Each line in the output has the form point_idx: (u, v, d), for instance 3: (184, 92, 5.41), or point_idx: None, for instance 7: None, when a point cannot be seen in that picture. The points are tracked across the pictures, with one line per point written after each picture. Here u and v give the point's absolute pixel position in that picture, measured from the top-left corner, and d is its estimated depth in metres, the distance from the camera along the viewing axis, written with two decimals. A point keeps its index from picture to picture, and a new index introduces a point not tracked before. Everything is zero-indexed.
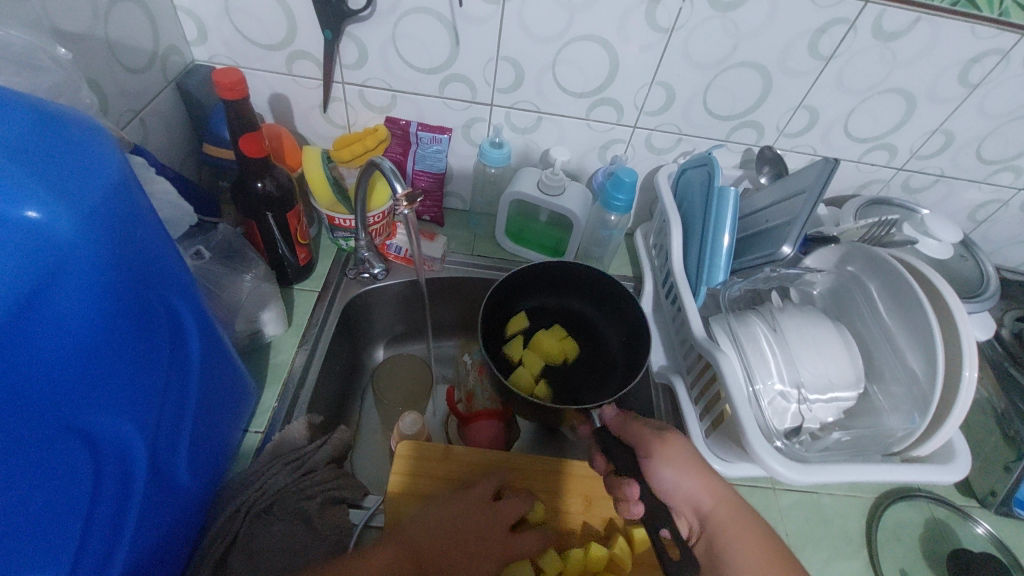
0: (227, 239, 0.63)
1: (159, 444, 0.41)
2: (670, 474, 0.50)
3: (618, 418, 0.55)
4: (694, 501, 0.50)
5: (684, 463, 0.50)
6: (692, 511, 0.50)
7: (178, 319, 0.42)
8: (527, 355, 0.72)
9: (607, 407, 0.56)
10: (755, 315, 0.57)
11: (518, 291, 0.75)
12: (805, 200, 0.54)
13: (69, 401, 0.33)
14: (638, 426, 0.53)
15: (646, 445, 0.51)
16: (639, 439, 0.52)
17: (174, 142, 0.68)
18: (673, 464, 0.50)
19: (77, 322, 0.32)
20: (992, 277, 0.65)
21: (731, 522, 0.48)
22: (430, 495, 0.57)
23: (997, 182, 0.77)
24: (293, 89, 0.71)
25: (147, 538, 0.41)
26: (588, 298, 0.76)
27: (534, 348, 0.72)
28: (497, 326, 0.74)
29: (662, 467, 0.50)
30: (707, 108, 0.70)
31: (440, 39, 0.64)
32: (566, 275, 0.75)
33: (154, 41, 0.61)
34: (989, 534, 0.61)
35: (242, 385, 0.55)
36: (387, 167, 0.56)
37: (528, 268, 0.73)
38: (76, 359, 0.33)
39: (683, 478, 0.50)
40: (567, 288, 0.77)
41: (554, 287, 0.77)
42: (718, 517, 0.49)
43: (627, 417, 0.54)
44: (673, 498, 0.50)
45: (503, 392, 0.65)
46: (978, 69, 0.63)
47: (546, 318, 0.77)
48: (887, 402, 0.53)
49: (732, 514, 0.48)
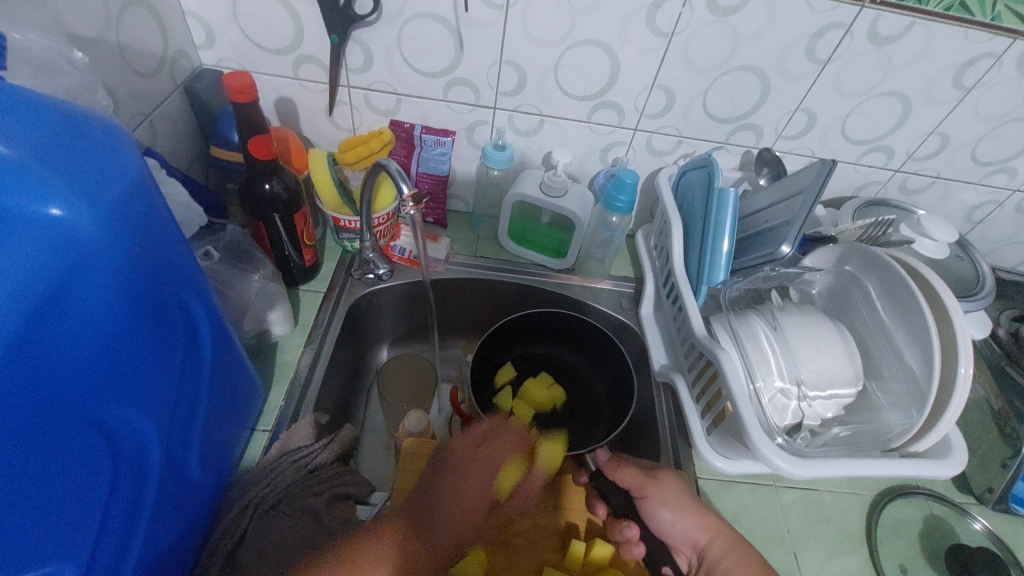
0: (235, 239, 0.64)
1: (172, 441, 0.42)
2: (667, 515, 0.54)
3: (610, 462, 0.57)
4: (692, 538, 0.54)
5: (681, 504, 0.54)
6: (691, 548, 0.54)
7: (191, 317, 0.43)
8: (518, 405, 0.72)
9: (599, 449, 0.59)
10: (755, 314, 0.58)
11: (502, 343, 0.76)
12: (803, 201, 0.55)
13: (92, 394, 0.34)
14: (630, 471, 0.56)
15: (639, 486, 0.55)
16: (631, 483, 0.55)
17: (181, 145, 0.69)
18: (669, 505, 0.54)
19: (95, 319, 0.33)
20: (988, 275, 0.66)
21: (726, 555, 0.51)
22: None
23: (992, 183, 0.78)
24: (300, 92, 0.72)
25: (160, 534, 0.42)
26: (572, 348, 0.78)
27: (524, 398, 0.73)
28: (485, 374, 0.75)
29: (658, 509, 0.54)
30: (706, 111, 0.71)
31: (444, 43, 0.65)
32: (553, 322, 0.77)
33: (163, 46, 0.62)
34: (986, 529, 0.62)
35: (249, 382, 0.55)
36: (393, 168, 0.57)
37: (509, 319, 0.75)
38: (95, 355, 0.34)
39: (679, 516, 0.53)
40: (554, 337, 0.78)
41: (538, 334, 0.78)
42: (715, 550, 0.52)
43: (620, 460, 0.57)
44: (671, 537, 0.54)
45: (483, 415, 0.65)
46: (972, 72, 0.65)
47: (533, 366, 0.79)
48: (886, 399, 0.54)
49: (727, 548, 0.51)
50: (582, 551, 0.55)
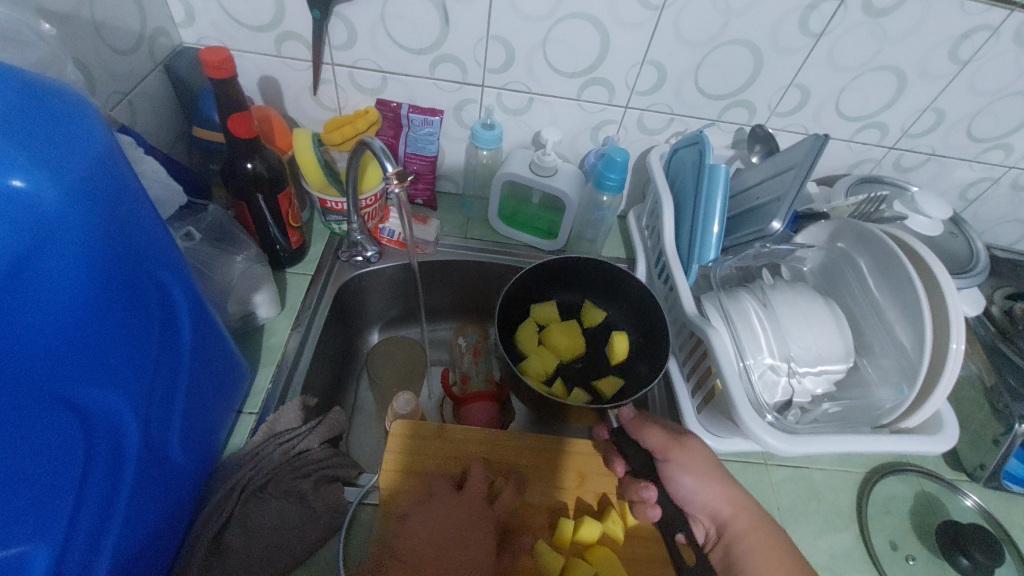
0: (217, 219, 0.62)
1: (150, 422, 0.41)
2: (689, 482, 0.51)
3: (635, 421, 0.55)
4: (712, 510, 0.51)
5: (706, 471, 0.51)
6: (710, 519, 0.52)
7: (168, 296, 0.42)
8: (541, 352, 0.69)
9: (624, 408, 0.57)
10: (745, 291, 0.58)
11: (524, 294, 0.72)
12: (795, 176, 0.54)
13: (62, 372, 0.33)
14: (655, 432, 0.53)
15: (664, 450, 0.52)
16: (655, 445, 0.53)
17: (163, 126, 0.68)
18: (692, 472, 0.52)
19: (64, 295, 0.32)
20: (982, 252, 0.65)
21: (750, 531, 0.50)
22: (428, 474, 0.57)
23: (988, 160, 0.77)
24: (283, 71, 0.70)
25: (140, 515, 0.41)
26: (620, 307, 0.73)
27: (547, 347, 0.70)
28: (514, 315, 0.72)
29: (681, 475, 0.52)
30: (698, 87, 0.70)
31: (430, 19, 0.64)
32: (589, 273, 0.72)
33: (140, 23, 0.61)
34: (977, 506, 0.62)
35: (234, 363, 0.55)
36: (377, 146, 0.56)
37: (530, 269, 0.70)
38: (65, 332, 0.33)
39: (701, 486, 0.51)
40: (594, 290, 0.74)
41: (566, 282, 0.74)
42: (738, 525, 0.50)
43: (645, 419, 0.55)
44: (691, 506, 0.52)
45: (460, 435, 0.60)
46: (968, 45, 0.63)
47: (570, 315, 0.75)
48: (876, 374, 0.54)
49: (752, 524, 0.50)
50: (570, 530, 0.54)
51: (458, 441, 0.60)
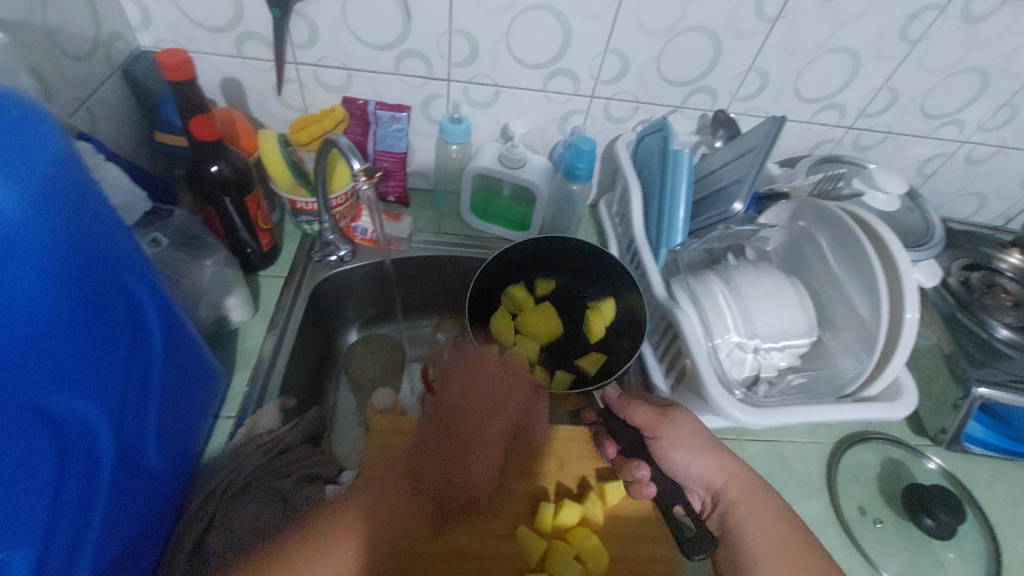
0: (184, 224, 0.61)
1: (124, 426, 0.41)
2: (680, 456, 0.53)
3: (621, 401, 0.57)
4: (706, 480, 0.53)
5: (695, 445, 0.53)
6: (705, 488, 0.54)
7: (137, 302, 0.42)
8: (523, 339, 0.68)
9: (609, 387, 0.59)
10: (711, 273, 0.59)
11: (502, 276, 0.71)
12: (753, 157, 0.56)
13: (35, 380, 0.33)
14: (641, 410, 0.55)
15: (653, 427, 0.54)
16: (643, 424, 0.55)
17: (124, 131, 0.67)
18: (681, 446, 0.53)
19: (34, 303, 0.32)
20: (938, 225, 0.68)
21: (744, 497, 0.51)
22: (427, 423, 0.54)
23: (942, 136, 0.80)
24: (245, 71, 0.69)
25: (118, 522, 0.41)
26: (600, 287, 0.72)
27: (528, 333, 0.69)
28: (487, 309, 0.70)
29: (672, 450, 0.53)
30: (661, 75, 0.71)
31: (392, 14, 0.64)
32: (562, 253, 0.71)
33: (95, 27, 0.59)
34: (939, 468, 0.65)
35: (207, 366, 0.54)
36: (343, 144, 0.55)
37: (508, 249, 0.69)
38: (33, 340, 0.32)
39: (692, 458, 0.53)
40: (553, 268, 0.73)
41: (545, 264, 0.73)
42: (731, 493, 0.52)
43: (630, 399, 0.57)
44: (686, 478, 0.54)
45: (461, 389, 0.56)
46: (917, 24, 0.66)
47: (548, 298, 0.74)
48: (839, 346, 0.56)
49: (745, 490, 0.51)
50: (552, 513, 0.55)
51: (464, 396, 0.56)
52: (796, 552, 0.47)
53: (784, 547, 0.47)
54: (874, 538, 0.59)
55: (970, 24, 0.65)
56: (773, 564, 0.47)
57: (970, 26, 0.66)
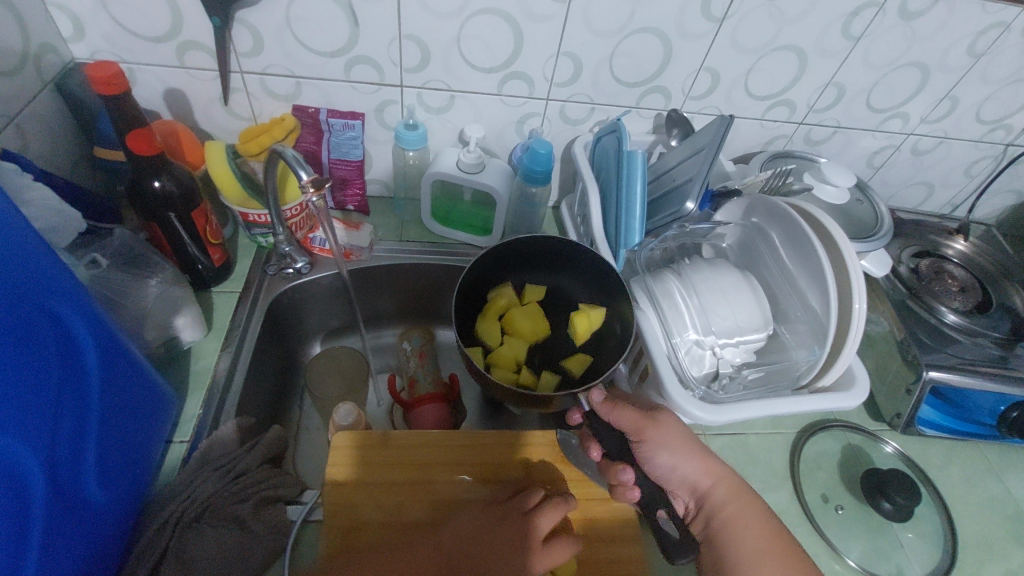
0: (126, 243, 0.59)
1: (59, 460, 0.38)
2: (666, 459, 0.51)
3: (605, 404, 0.54)
4: (691, 482, 0.51)
5: (679, 447, 0.51)
6: (689, 492, 0.52)
7: (67, 327, 0.40)
8: (509, 340, 0.65)
9: (594, 391, 0.55)
10: (668, 273, 0.60)
11: (482, 281, 0.67)
12: (704, 157, 0.57)
13: None
14: (628, 412, 0.52)
15: (638, 429, 0.51)
16: (629, 425, 0.52)
17: (59, 148, 0.64)
18: (668, 448, 0.51)
19: None
20: (885, 216, 0.70)
21: (731, 499, 0.50)
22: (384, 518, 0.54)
23: (888, 129, 0.82)
24: (188, 82, 0.67)
25: (57, 562, 0.38)
26: (586, 283, 0.68)
27: (514, 333, 0.66)
28: (470, 310, 0.67)
29: (657, 453, 0.51)
30: (614, 76, 0.71)
31: (338, 20, 0.62)
32: (542, 251, 0.67)
33: (20, 39, 0.56)
34: (896, 452, 0.67)
35: (155, 391, 0.52)
36: (290, 155, 0.54)
37: (486, 255, 0.65)
38: None
39: (679, 460, 0.51)
40: (541, 266, 0.69)
41: (526, 262, 0.69)
42: (717, 495, 0.50)
43: (615, 402, 0.54)
44: (669, 482, 0.52)
45: (415, 472, 0.57)
46: (858, 21, 0.67)
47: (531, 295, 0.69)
48: (793, 339, 0.57)
49: (730, 493, 0.50)
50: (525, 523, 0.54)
51: (425, 479, 0.57)
52: (782, 553, 0.47)
53: (771, 550, 0.47)
54: (836, 524, 0.60)
55: (908, 20, 0.67)
56: (762, 567, 0.46)
57: (908, 22, 0.68)
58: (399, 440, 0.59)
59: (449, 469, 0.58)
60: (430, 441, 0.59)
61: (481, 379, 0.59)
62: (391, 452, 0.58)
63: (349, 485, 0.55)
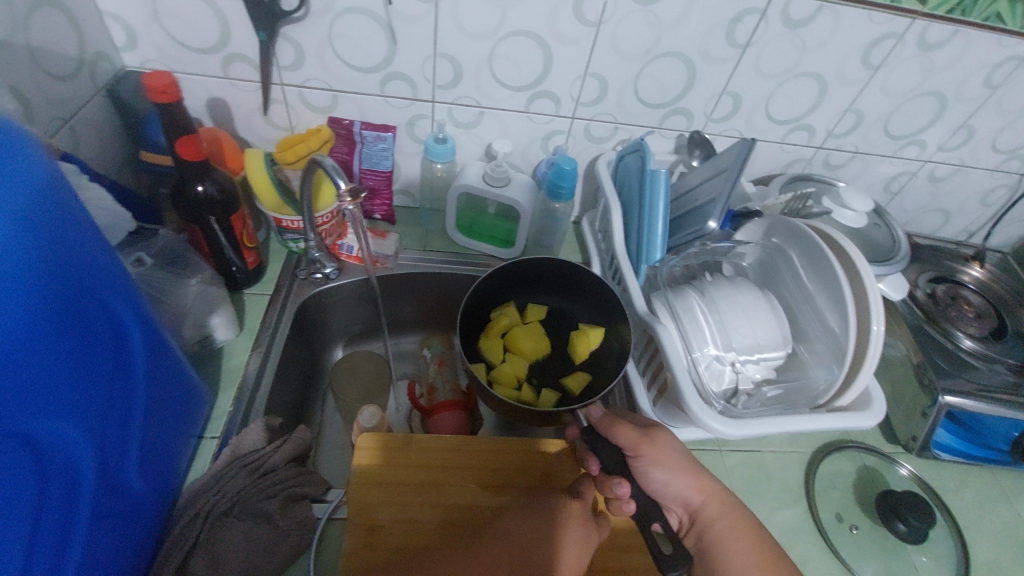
0: (169, 244, 0.62)
1: (106, 449, 0.40)
2: (660, 475, 0.52)
3: (605, 419, 0.55)
4: (684, 499, 0.53)
5: (673, 464, 0.53)
6: (682, 507, 0.54)
7: (121, 324, 0.42)
8: (511, 358, 0.67)
9: (593, 407, 0.56)
10: (689, 288, 0.61)
11: (487, 299, 0.69)
12: (726, 177, 0.59)
13: (26, 407, 0.33)
14: (625, 429, 0.53)
15: (635, 446, 0.52)
16: (625, 442, 0.53)
17: (108, 150, 0.67)
18: (662, 465, 0.52)
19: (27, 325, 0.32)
20: (903, 241, 0.71)
21: (723, 515, 0.52)
22: (408, 519, 0.55)
23: (906, 155, 0.84)
24: (231, 92, 0.70)
25: (98, 548, 0.40)
26: (587, 305, 0.70)
27: (516, 351, 0.67)
28: (476, 326, 0.68)
29: (652, 469, 0.52)
30: (638, 97, 0.73)
31: (377, 38, 0.65)
32: (545, 272, 0.70)
33: (78, 48, 0.60)
34: (911, 474, 0.67)
35: (191, 388, 0.54)
36: (329, 165, 0.56)
37: (495, 273, 0.67)
38: (25, 362, 0.32)
39: (671, 476, 0.53)
40: (558, 290, 0.71)
41: (528, 284, 0.71)
42: (707, 511, 0.53)
43: (615, 418, 0.54)
44: (664, 498, 0.54)
45: (434, 475, 0.58)
46: (877, 51, 0.69)
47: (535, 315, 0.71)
48: (812, 358, 0.58)
49: (720, 510, 0.53)
50: None
51: (446, 483, 0.58)
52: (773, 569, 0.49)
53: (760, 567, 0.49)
54: (849, 543, 0.61)
55: (926, 51, 0.69)
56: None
57: (926, 52, 0.70)
58: (421, 445, 0.61)
59: (472, 476, 0.59)
60: (453, 448, 0.61)
61: (484, 394, 0.61)
62: (413, 455, 0.60)
63: (371, 484, 0.57)
